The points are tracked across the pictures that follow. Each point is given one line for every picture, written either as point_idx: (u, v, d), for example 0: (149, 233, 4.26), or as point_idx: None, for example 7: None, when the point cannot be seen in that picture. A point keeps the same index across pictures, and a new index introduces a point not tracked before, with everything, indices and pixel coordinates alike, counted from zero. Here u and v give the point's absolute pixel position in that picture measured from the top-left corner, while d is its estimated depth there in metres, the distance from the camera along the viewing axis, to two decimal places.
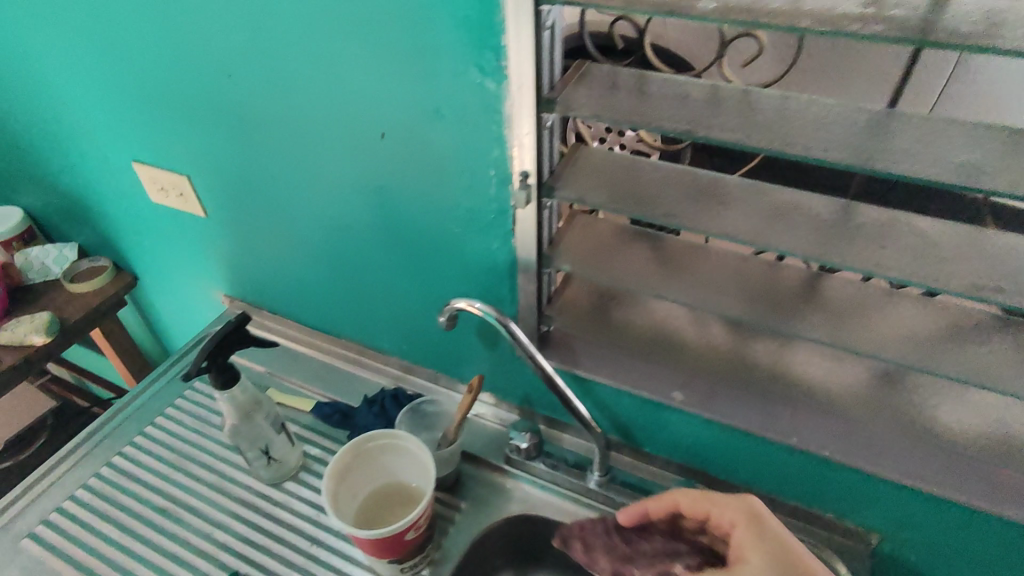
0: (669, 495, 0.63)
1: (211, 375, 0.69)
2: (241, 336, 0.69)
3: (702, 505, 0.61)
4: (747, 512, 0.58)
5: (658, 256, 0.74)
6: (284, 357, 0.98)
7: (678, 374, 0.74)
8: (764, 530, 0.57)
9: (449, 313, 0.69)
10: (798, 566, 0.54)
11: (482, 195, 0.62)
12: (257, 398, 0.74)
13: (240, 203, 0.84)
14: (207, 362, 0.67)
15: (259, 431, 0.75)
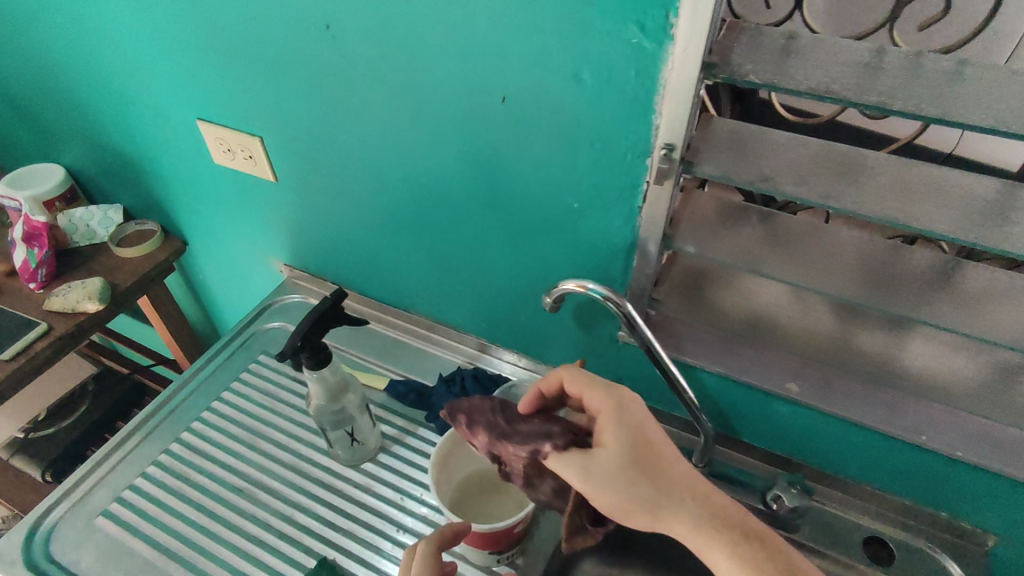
0: (555, 373, 0.60)
1: (304, 356, 0.64)
2: (335, 314, 0.65)
3: (584, 386, 0.58)
4: (617, 398, 0.56)
5: (775, 235, 0.67)
6: (348, 331, 0.93)
7: (791, 364, 0.70)
8: (626, 416, 0.54)
9: (557, 294, 0.63)
10: (647, 451, 0.51)
11: (613, 168, 0.57)
12: (345, 379, 0.71)
13: (318, 169, 0.78)
14: (302, 341, 0.63)
15: (345, 415, 0.72)
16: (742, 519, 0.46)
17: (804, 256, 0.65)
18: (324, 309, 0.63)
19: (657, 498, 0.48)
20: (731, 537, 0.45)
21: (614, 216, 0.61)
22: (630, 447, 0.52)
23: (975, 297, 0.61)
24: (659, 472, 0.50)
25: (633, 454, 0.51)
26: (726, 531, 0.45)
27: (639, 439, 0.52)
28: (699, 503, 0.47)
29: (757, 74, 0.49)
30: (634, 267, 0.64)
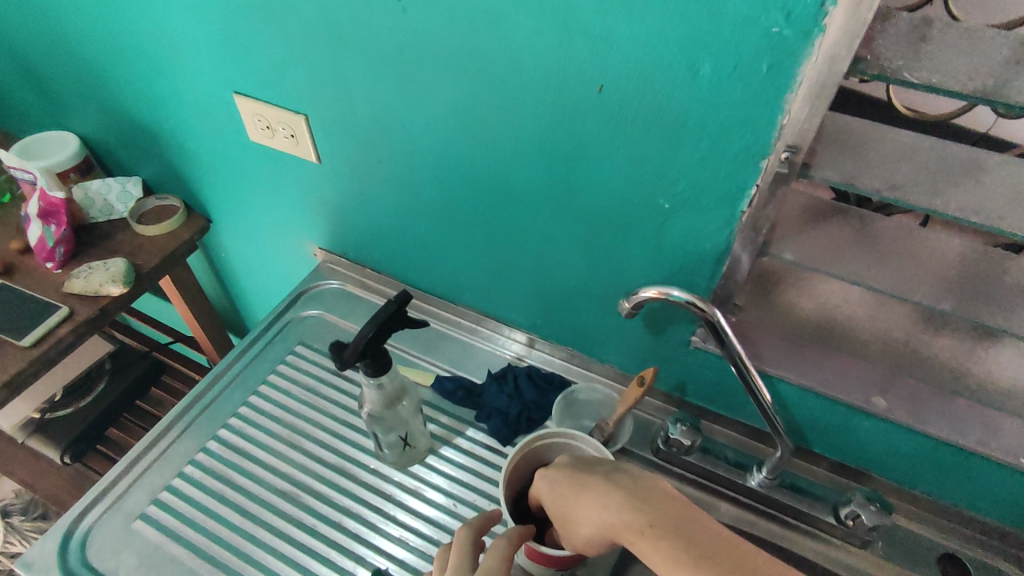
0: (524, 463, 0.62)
1: (366, 362, 0.61)
2: (401, 316, 0.60)
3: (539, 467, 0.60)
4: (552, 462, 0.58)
5: (870, 240, 0.59)
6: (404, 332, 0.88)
7: (878, 376, 0.66)
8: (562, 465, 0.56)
9: (636, 300, 0.58)
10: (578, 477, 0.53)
11: (718, 168, 0.53)
12: (402, 385, 0.68)
13: (371, 153, 0.73)
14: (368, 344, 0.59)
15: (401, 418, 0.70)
16: (643, 518, 0.44)
17: (904, 263, 0.58)
18: (390, 313, 0.58)
19: (583, 518, 0.50)
20: (642, 539, 0.43)
21: (710, 220, 0.57)
22: (557, 508, 0.53)
23: None
24: (580, 511, 0.50)
25: (561, 512, 0.53)
26: (638, 537, 0.43)
27: (556, 496, 0.54)
28: (609, 521, 0.47)
29: (908, 71, 0.43)
30: (722, 274, 0.60)
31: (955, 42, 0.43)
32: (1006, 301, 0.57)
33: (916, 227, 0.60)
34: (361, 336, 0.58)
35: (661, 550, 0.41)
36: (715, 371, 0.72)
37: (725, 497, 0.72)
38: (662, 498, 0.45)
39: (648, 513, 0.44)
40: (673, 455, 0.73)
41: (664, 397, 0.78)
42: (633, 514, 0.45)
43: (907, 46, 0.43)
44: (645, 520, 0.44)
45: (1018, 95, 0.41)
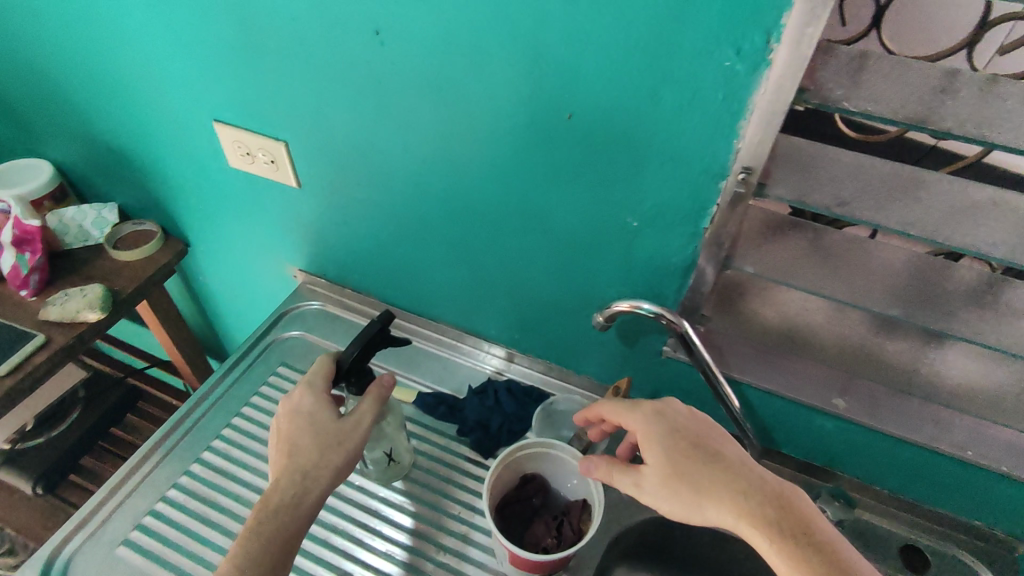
0: (594, 407, 0.64)
1: (349, 384, 0.64)
2: (385, 337, 0.65)
3: (614, 410, 0.61)
4: (653, 411, 0.58)
5: (823, 251, 0.64)
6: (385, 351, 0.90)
7: (837, 380, 0.70)
8: (672, 421, 0.56)
9: (609, 313, 0.62)
10: (707, 448, 0.54)
11: (680, 189, 0.57)
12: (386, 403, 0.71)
13: (351, 178, 0.76)
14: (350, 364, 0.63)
15: (382, 435, 0.72)
16: (794, 527, 0.49)
17: (856, 273, 0.63)
18: (373, 333, 0.63)
19: (707, 489, 0.52)
20: (790, 543, 0.48)
21: (676, 236, 0.61)
22: (666, 466, 0.54)
23: None
24: (707, 484, 0.52)
25: (674, 475, 0.53)
26: (784, 541, 0.48)
27: (673, 453, 0.54)
28: (742, 506, 0.50)
29: (849, 100, 0.47)
30: (689, 286, 0.64)
31: (887, 74, 0.47)
32: (944, 304, 0.61)
33: (865, 238, 0.64)
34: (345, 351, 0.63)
35: (808, 562, 0.47)
36: (685, 379, 0.75)
37: None
38: (807, 514, 0.50)
39: (795, 522, 0.49)
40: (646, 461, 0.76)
41: None
42: (781, 514, 0.50)
43: (844, 78, 0.47)
44: (793, 528, 0.49)
45: (944, 121, 0.45)
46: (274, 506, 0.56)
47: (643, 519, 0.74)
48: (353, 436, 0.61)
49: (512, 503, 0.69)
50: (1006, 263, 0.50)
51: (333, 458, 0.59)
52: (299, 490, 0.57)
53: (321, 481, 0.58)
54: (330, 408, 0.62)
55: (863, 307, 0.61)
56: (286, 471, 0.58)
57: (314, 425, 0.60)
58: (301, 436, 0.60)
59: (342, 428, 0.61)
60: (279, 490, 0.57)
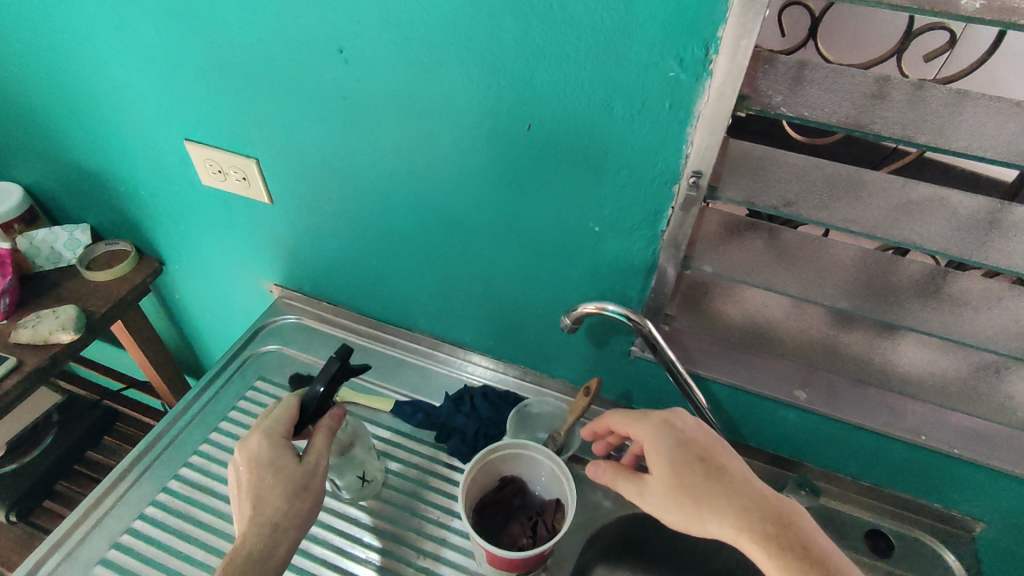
0: (605, 418, 0.66)
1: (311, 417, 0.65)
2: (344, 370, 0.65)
3: (623, 420, 0.63)
4: (660, 423, 0.59)
5: (778, 249, 0.67)
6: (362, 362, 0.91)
7: (798, 373, 0.73)
8: (679, 434, 0.58)
9: (576, 315, 0.64)
10: (712, 461, 0.56)
11: (637, 193, 0.59)
12: (352, 430, 0.75)
13: (323, 192, 0.77)
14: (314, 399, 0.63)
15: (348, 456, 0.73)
16: (790, 541, 0.51)
17: (809, 269, 0.66)
18: (335, 370, 0.63)
19: (707, 501, 0.54)
20: (786, 558, 0.50)
21: (636, 239, 0.63)
22: (670, 477, 0.56)
23: (970, 301, 0.63)
24: (709, 498, 0.54)
25: (677, 487, 0.55)
26: (780, 555, 0.50)
27: (676, 470, 0.56)
28: (742, 521, 0.52)
29: (787, 107, 0.50)
30: (652, 287, 0.67)
31: (822, 81, 0.50)
32: (892, 296, 0.65)
33: (818, 237, 0.67)
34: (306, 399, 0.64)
35: None
36: (654, 378, 0.78)
37: None
38: (806, 530, 0.52)
39: (793, 537, 0.51)
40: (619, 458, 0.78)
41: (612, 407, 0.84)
42: (779, 530, 0.52)
43: (782, 85, 0.50)
44: (789, 542, 0.51)
45: (875, 124, 0.48)
46: (244, 561, 0.57)
47: (619, 516, 0.76)
48: (316, 478, 0.62)
49: (490, 504, 0.70)
50: (943, 256, 0.53)
51: (299, 506, 0.60)
52: (269, 541, 0.58)
53: (289, 529, 0.60)
54: (290, 454, 0.62)
55: (817, 301, 0.64)
56: (253, 524, 0.59)
57: (276, 475, 0.61)
58: (265, 487, 0.60)
59: (305, 473, 0.62)
60: (247, 546, 0.58)
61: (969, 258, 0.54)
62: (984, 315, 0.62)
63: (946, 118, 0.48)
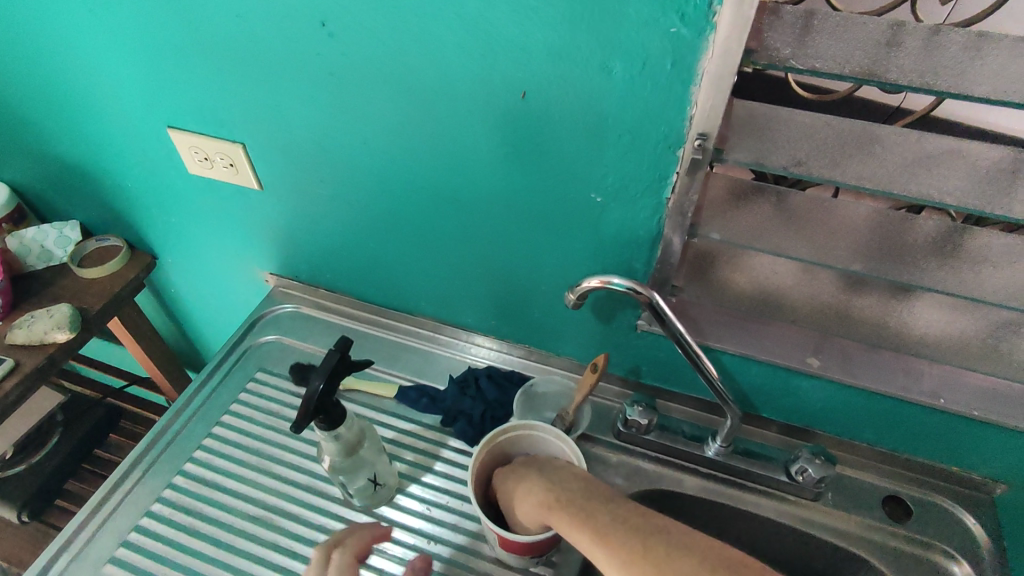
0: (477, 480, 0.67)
1: (304, 417, 0.56)
2: (346, 364, 0.58)
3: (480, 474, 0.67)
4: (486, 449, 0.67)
5: (786, 213, 0.65)
6: (365, 348, 0.89)
7: (810, 340, 0.71)
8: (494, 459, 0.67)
9: (581, 290, 0.62)
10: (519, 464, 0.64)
11: (640, 160, 0.57)
12: (360, 429, 0.67)
13: (313, 175, 0.75)
14: (313, 394, 0.55)
15: (359, 460, 0.68)
16: (560, 497, 0.56)
17: (817, 233, 0.64)
18: (334, 364, 0.56)
19: (513, 498, 0.61)
20: (557, 509, 0.56)
21: (639, 209, 0.61)
22: (503, 495, 0.63)
23: (988, 258, 0.61)
24: (515, 495, 0.61)
25: (504, 498, 0.63)
26: (553, 509, 0.56)
27: (501, 475, 0.64)
28: (532, 495, 0.58)
29: (796, 59, 0.47)
30: (657, 258, 0.64)
31: (832, 31, 0.47)
32: (905, 257, 0.63)
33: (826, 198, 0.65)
34: (300, 420, 0.55)
35: (574, 513, 0.54)
36: (662, 351, 0.76)
37: (684, 468, 0.77)
38: (573, 484, 0.58)
39: (561, 491, 0.57)
40: (631, 434, 0.78)
41: (620, 382, 0.83)
42: (550, 488, 0.58)
43: (792, 36, 0.47)
44: (560, 495, 0.57)
45: (891, 73, 0.46)
46: None
47: (632, 492, 0.75)
48: None
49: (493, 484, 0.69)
50: (964, 211, 0.51)
51: None
52: None
53: None
54: None
55: (829, 265, 0.62)
56: None
57: None
58: None
59: None
60: None
61: (989, 211, 0.51)
62: (1002, 272, 0.60)
63: (964, 63, 0.45)
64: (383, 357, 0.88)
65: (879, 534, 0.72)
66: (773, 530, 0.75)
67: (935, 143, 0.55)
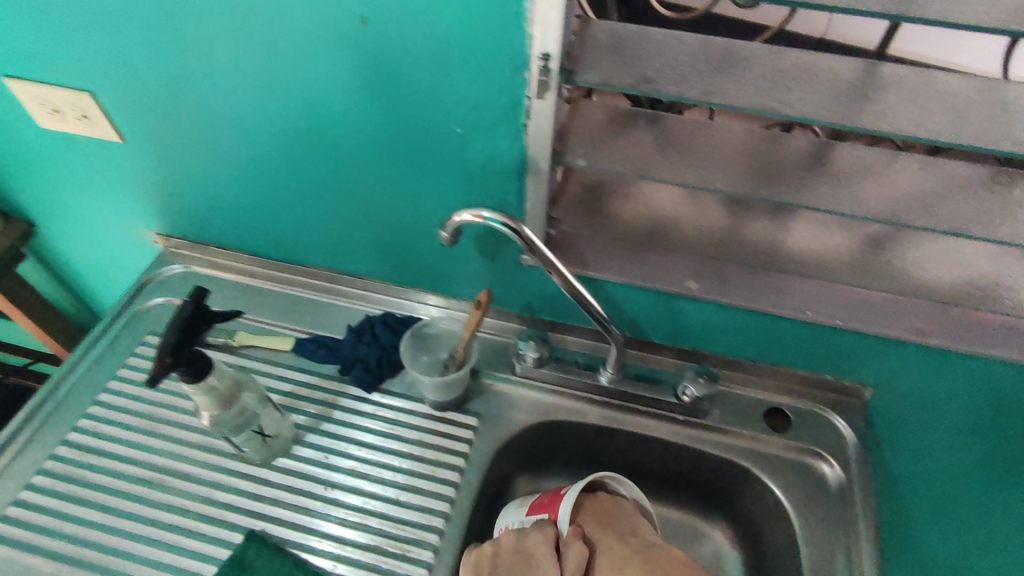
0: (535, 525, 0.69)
1: (158, 367, 0.54)
2: (201, 316, 0.58)
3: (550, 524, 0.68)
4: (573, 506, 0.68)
5: (662, 137, 0.64)
6: (260, 302, 0.87)
7: (689, 263, 0.73)
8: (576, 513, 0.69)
9: (453, 227, 0.62)
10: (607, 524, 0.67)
11: (490, 86, 0.57)
12: (236, 381, 0.66)
13: (176, 123, 0.72)
14: (170, 340, 0.55)
15: (244, 415, 0.68)
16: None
17: (695, 154, 0.63)
18: (190, 311, 0.56)
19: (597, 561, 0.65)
20: None
21: (499, 136, 0.61)
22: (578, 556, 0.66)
23: (850, 171, 0.62)
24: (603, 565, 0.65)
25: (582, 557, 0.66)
26: None
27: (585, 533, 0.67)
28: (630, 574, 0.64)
29: None
30: (526, 188, 0.64)
31: None
32: (778, 173, 0.62)
33: (701, 122, 0.65)
34: (155, 372, 0.54)
35: None
36: (551, 285, 0.77)
37: (579, 398, 0.80)
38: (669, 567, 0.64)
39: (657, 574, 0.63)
40: (528, 368, 0.80)
41: (517, 318, 0.84)
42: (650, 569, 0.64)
43: None
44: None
45: None
46: None
47: (528, 424, 0.78)
48: None
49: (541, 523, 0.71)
50: (803, 121, 0.51)
51: None
52: None
53: None
54: None
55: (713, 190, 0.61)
56: None
57: None
58: None
59: None
60: None
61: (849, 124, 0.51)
62: (865, 184, 0.61)
63: None
64: (280, 310, 0.86)
65: (761, 444, 0.76)
66: (665, 449, 0.78)
67: (784, 59, 0.55)
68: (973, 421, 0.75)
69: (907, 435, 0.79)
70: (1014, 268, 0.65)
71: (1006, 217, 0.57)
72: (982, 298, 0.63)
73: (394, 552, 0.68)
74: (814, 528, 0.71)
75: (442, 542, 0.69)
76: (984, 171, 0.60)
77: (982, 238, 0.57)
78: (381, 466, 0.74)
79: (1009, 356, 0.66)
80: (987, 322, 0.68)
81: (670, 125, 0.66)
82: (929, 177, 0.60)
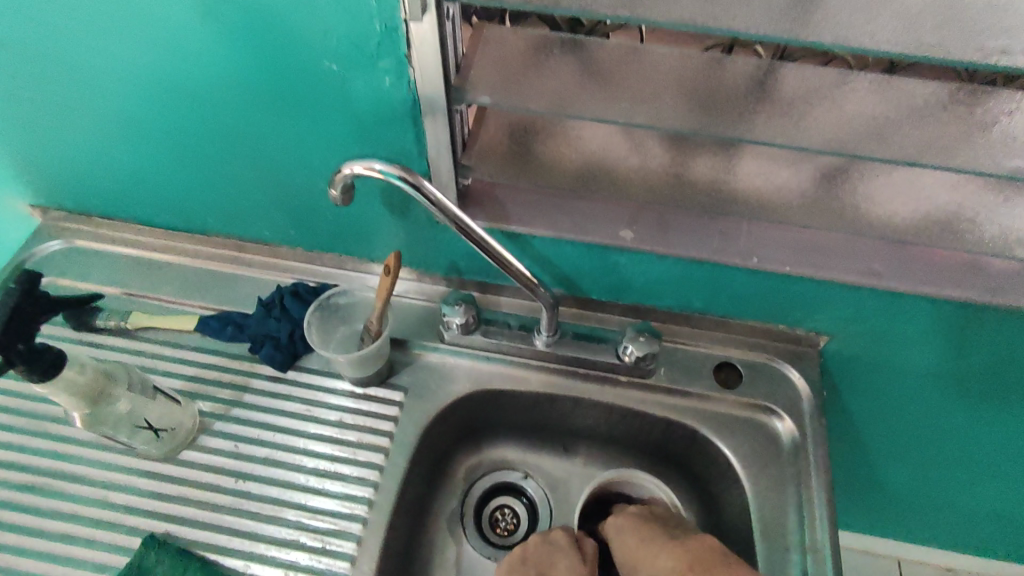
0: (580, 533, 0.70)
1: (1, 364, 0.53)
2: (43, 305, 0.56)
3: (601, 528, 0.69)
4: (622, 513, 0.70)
5: (587, 66, 0.55)
6: (155, 277, 0.78)
7: (624, 211, 0.65)
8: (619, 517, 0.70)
9: (340, 181, 0.53)
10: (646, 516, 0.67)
11: (360, 10, 0.49)
12: (98, 372, 0.60)
13: (13, 77, 0.62)
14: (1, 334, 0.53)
15: (118, 412, 0.61)
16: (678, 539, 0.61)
17: (625, 80, 0.54)
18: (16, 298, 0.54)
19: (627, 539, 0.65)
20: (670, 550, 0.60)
21: (381, 70, 0.53)
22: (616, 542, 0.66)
23: (796, 97, 0.54)
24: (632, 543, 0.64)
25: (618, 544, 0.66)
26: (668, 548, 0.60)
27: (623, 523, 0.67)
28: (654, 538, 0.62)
29: None
30: (424, 131, 0.57)
31: None
32: (716, 99, 0.54)
33: (631, 50, 0.56)
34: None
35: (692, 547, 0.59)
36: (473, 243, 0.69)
37: (514, 363, 0.73)
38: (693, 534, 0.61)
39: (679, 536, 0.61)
40: (457, 336, 0.73)
41: (444, 281, 0.77)
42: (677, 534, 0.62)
43: None
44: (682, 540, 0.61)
45: None
46: None
47: (459, 395, 0.72)
48: None
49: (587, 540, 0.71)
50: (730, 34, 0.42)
51: None
52: None
53: None
54: None
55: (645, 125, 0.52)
56: None
57: None
58: None
59: None
60: None
61: (787, 37, 0.43)
62: (816, 110, 0.53)
63: None
64: (178, 285, 0.77)
65: (710, 403, 0.71)
66: (609, 413, 0.73)
67: None
68: (933, 364, 0.70)
69: (863, 380, 0.75)
70: (979, 199, 0.58)
71: (968, 141, 0.50)
72: (941, 235, 0.56)
73: (314, 546, 0.63)
74: (764, 489, 0.66)
75: (367, 532, 0.64)
76: (942, 90, 0.53)
77: (943, 169, 0.49)
78: (298, 453, 0.67)
79: (971, 296, 0.60)
80: (950, 261, 0.62)
81: (596, 51, 0.56)
82: (882, 99, 0.53)
